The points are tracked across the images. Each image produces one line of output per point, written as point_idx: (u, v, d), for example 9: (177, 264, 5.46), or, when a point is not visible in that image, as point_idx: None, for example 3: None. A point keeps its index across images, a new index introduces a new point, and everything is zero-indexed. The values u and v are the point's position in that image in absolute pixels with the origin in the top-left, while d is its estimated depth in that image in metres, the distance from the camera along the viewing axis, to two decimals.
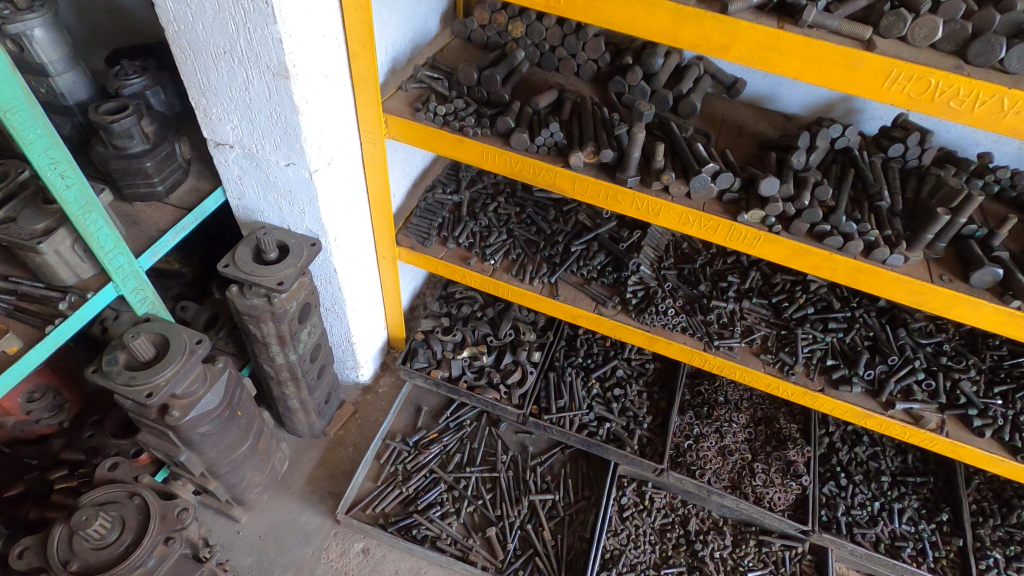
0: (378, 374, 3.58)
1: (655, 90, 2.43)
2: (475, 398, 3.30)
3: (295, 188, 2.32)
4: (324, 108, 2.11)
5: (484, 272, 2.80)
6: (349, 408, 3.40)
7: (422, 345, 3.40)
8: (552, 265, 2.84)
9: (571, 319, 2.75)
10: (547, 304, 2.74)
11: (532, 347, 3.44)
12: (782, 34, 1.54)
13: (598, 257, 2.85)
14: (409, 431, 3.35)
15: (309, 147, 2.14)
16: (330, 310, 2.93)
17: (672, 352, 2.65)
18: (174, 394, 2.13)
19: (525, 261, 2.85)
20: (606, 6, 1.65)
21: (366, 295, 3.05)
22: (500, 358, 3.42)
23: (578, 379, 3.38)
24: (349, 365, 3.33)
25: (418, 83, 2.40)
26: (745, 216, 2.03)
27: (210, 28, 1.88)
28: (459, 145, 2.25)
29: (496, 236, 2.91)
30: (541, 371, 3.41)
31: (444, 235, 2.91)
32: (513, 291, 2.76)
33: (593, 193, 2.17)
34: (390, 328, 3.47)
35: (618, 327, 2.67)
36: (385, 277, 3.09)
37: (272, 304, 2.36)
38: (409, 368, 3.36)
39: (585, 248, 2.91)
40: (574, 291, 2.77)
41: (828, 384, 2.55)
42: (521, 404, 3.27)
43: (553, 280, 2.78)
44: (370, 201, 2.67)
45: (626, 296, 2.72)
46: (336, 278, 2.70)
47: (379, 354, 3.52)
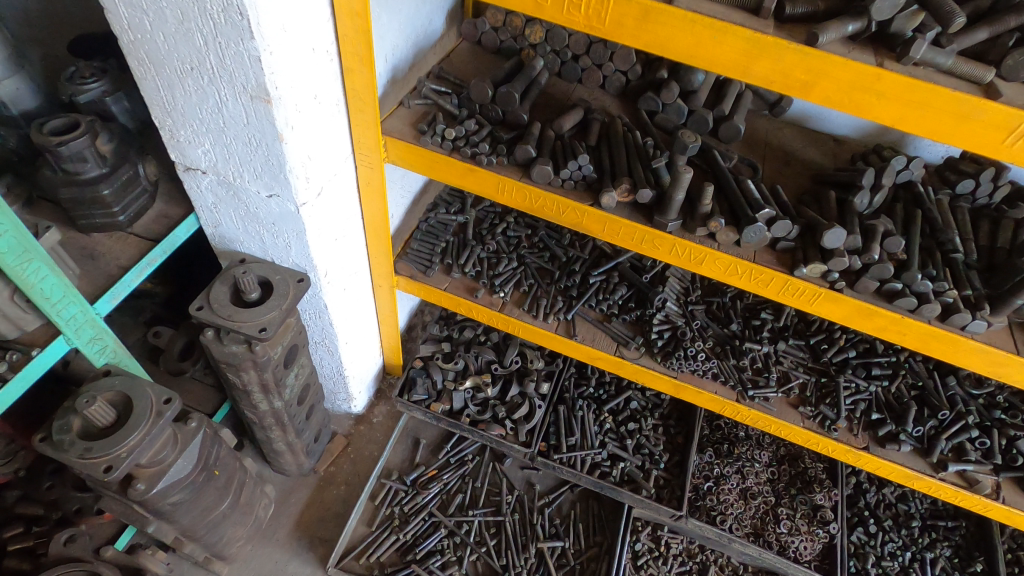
0: (373, 402, 3.31)
1: (693, 111, 2.13)
2: (479, 434, 3.03)
3: (279, 221, 2.00)
4: (313, 133, 1.79)
5: (492, 307, 2.52)
6: (341, 441, 3.13)
7: (421, 374, 3.12)
8: (568, 299, 2.56)
9: (589, 360, 2.48)
10: (563, 344, 2.47)
11: (540, 377, 3.18)
12: (885, 75, 1.24)
13: (620, 290, 2.56)
14: (406, 468, 3.09)
15: (296, 179, 1.82)
16: (320, 344, 2.63)
17: (701, 401, 2.40)
18: (139, 464, 1.84)
19: (538, 295, 2.57)
20: (663, 29, 1.33)
21: (361, 326, 2.75)
22: (506, 389, 3.16)
23: (590, 413, 3.12)
24: (340, 397, 3.05)
25: (423, 98, 2.08)
26: (804, 270, 1.74)
27: (172, 39, 1.54)
28: (470, 175, 1.94)
29: (506, 265, 2.62)
30: (550, 404, 3.15)
31: (448, 262, 2.61)
32: (525, 328, 2.49)
33: (625, 236, 1.88)
34: (385, 354, 3.18)
35: (642, 372, 2.41)
36: (380, 305, 2.79)
37: (253, 352, 2.06)
38: (407, 400, 3.09)
39: (605, 279, 2.62)
40: (592, 330, 2.49)
41: (873, 442, 2.31)
42: (529, 441, 3.01)
43: (570, 317, 2.50)
44: (365, 227, 2.36)
45: (651, 337, 2.45)
46: (327, 314, 2.40)
47: (374, 382, 3.23)
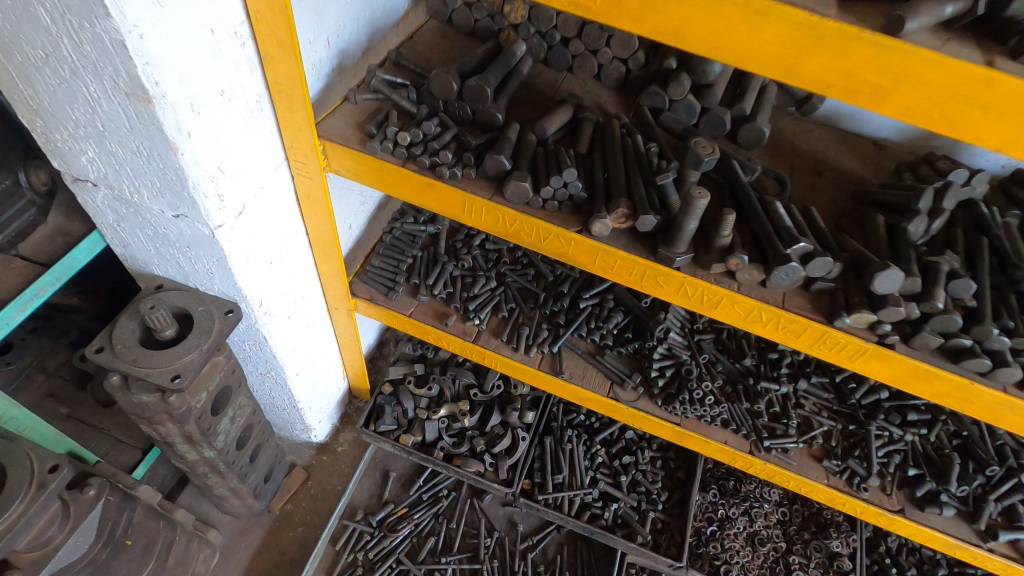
0: (338, 429, 2.96)
1: (707, 110, 1.74)
2: (454, 470, 2.68)
3: (194, 244, 1.62)
4: (224, 140, 1.40)
5: (465, 337, 2.15)
6: (300, 475, 2.78)
7: (389, 402, 2.80)
8: (554, 327, 2.19)
9: (579, 401, 2.13)
10: (547, 382, 2.11)
11: (525, 404, 2.83)
12: (1001, 80, 0.85)
13: (615, 317, 2.19)
14: (373, 506, 2.76)
15: (205, 198, 1.43)
16: (267, 377, 2.27)
17: (708, 451, 2.05)
18: (16, 549, 1.47)
19: (519, 322, 2.20)
20: (679, 11, 0.94)
21: (317, 353, 2.39)
22: (486, 418, 2.82)
23: (580, 445, 2.78)
24: (298, 427, 2.69)
25: (374, 92, 1.68)
26: (845, 320, 1.37)
27: (12, 17, 1.14)
28: (430, 190, 1.56)
29: (481, 286, 2.26)
30: (535, 436, 2.80)
31: (415, 283, 2.24)
32: (503, 363, 2.13)
33: (621, 270, 1.50)
34: (350, 377, 2.82)
35: (639, 417, 2.05)
36: (339, 328, 2.42)
37: (167, 403, 1.69)
38: (373, 431, 2.74)
39: (598, 303, 2.24)
40: (582, 365, 2.13)
41: (909, 503, 1.96)
42: (510, 479, 2.67)
43: (556, 349, 2.14)
44: (312, 244, 1.98)
45: (651, 376, 2.08)
46: (268, 346, 2.02)
47: (338, 408, 2.88)
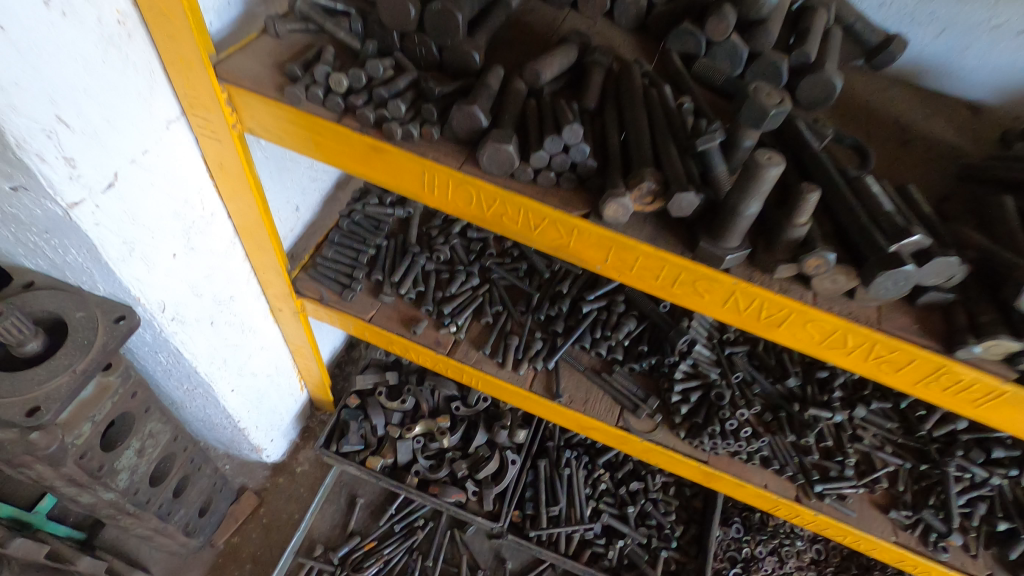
0: (298, 445, 2.54)
1: (759, 55, 1.28)
2: (430, 500, 2.26)
3: (54, 230, 1.17)
4: (63, 76, 0.94)
5: (438, 349, 1.71)
6: (250, 502, 2.37)
7: (355, 417, 2.38)
8: (550, 337, 1.76)
9: (580, 429, 1.70)
10: (541, 406, 1.69)
11: (516, 421, 2.41)
12: None
13: (627, 325, 1.75)
14: (335, 538, 2.35)
15: (42, 163, 0.98)
16: (195, 394, 1.84)
17: (742, 495, 1.63)
18: None
19: (507, 330, 1.76)
20: None
21: (261, 363, 1.96)
22: (470, 436, 2.40)
23: (580, 469, 2.36)
24: (245, 447, 2.27)
25: (304, 23, 1.23)
26: (975, 350, 0.92)
27: None
28: (376, 157, 1.12)
29: (460, 285, 1.83)
30: (528, 458, 2.38)
31: (377, 279, 1.80)
32: (485, 382, 1.70)
33: (643, 272, 1.07)
34: (309, 387, 2.39)
35: (656, 452, 1.63)
36: (287, 332, 1.99)
37: (30, 445, 1.24)
38: (337, 452, 2.32)
39: (606, 306, 1.79)
40: (585, 386, 1.70)
41: (999, 568, 1.54)
42: (497, 511, 2.25)
43: (552, 365, 1.70)
44: (239, 230, 1.54)
45: (672, 401, 1.65)
46: (186, 359, 1.59)
47: (296, 422, 2.45)
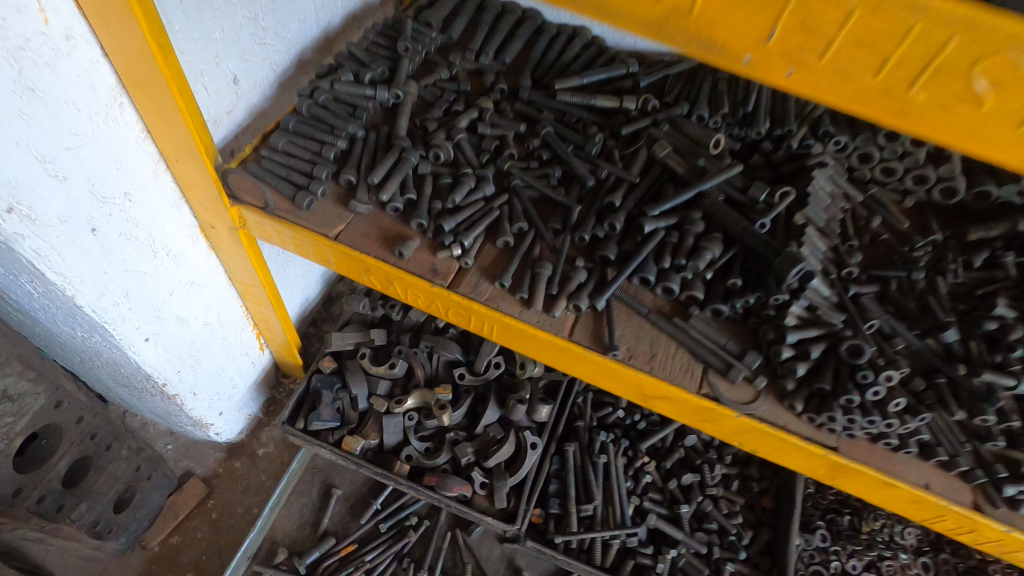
0: (261, 422, 2.02)
1: None
2: (426, 495, 1.74)
3: None
4: None
5: (434, 280, 1.17)
6: (195, 492, 1.85)
7: (329, 386, 1.85)
8: (597, 267, 1.22)
9: (643, 399, 1.16)
10: (584, 364, 1.15)
11: (537, 394, 1.87)
12: None
13: (711, 250, 1.20)
14: (304, 540, 1.83)
15: None
16: (94, 343, 1.31)
17: (882, 500, 1.11)
18: None
19: (535, 255, 1.21)
20: None
21: (193, 306, 1.43)
22: (477, 413, 1.87)
23: (618, 457, 1.85)
24: (186, 422, 1.75)
25: None
26: None
27: None
28: None
29: (468, 194, 1.28)
30: (551, 443, 1.86)
31: (349, 182, 1.25)
32: (503, 328, 1.16)
33: (875, 21, 0.55)
34: (271, 347, 1.86)
35: (758, 433, 1.10)
36: (230, 264, 1.45)
37: None
38: (304, 430, 1.79)
39: (678, 226, 1.26)
40: (650, 336, 1.16)
41: None
42: (513, 510, 1.72)
43: (602, 306, 1.16)
44: (128, 81, 0.99)
45: (780, 358, 1.11)
46: (55, 283, 1.06)
47: (256, 392, 1.93)
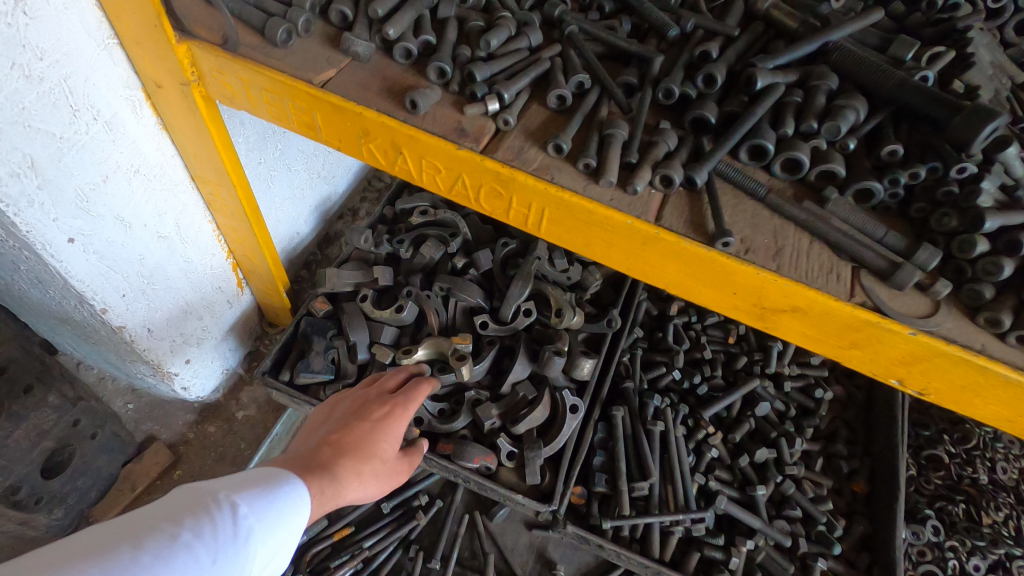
0: (241, 380, 1.68)
1: None
2: (439, 467, 1.40)
3: None
4: None
5: (461, 143, 0.82)
6: (158, 461, 1.52)
7: (321, 332, 1.50)
8: (688, 136, 0.86)
9: (758, 317, 0.81)
10: (676, 264, 0.80)
11: (577, 347, 1.52)
12: None
13: (854, 109, 0.84)
14: None
15: None
16: None
17: None
18: None
19: (602, 116, 0.86)
20: None
21: (139, 205, 1.09)
22: (503, 370, 1.52)
23: (677, 426, 1.51)
24: (143, 371, 1.41)
25: None
26: None
27: None
28: None
29: (507, 40, 0.93)
30: (594, 408, 1.51)
31: (344, 17, 0.91)
32: (559, 211, 0.81)
33: None
34: (252, 283, 1.52)
35: (940, 363, 0.74)
36: (187, 151, 1.11)
37: None
38: (291, 384, 1.46)
39: (799, 85, 0.90)
40: (771, 225, 0.80)
41: None
42: (549, 488, 1.37)
43: (701, 181, 0.81)
44: None
45: (971, 254, 0.76)
46: None
47: (234, 341, 1.59)
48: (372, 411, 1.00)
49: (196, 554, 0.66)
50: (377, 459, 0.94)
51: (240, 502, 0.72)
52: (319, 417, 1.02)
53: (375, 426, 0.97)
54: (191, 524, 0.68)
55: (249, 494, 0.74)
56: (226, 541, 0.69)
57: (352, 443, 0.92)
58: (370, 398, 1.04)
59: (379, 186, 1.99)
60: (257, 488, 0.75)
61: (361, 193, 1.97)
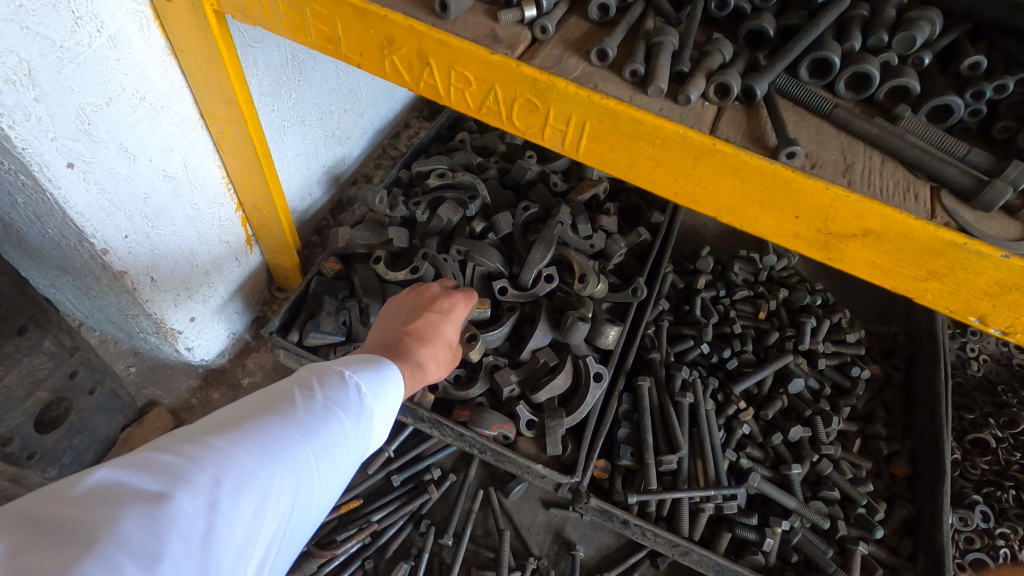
0: (248, 346, 1.61)
1: None
2: (455, 437, 1.32)
3: None
4: None
5: (495, 48, 0.74)
6: (159, 426, 1.44)
7: (333, 293, 1.43)
8: (744, 50, 0.78)
9: (823, 243, 0.73)
10: (731, 182, 0.72)
11: (601, 315, 1.43)
12: None
13: (929, 21, 0.76)
14: None
15: None
16: None
17: None
18: None
19: (649, 27, 0.79)
20: None
21: (145, 136, 1.02)
22: (523, 337, 1.44)
23: (707, 400, 1.42)
24: (145, 327, 1.34)
25: None
26: None
27: None
28: None
29: None
30: (619, 378, 1.42)
31: None
32: (603, 124, 0.73)
33: None
34: (262, 241, 1.46)
35: None
36: (197, 80, 1.04)
37: None
38: (299, 345, 1.39)
39: (864, 1, 0.82)
40: (838, 143, 0.72)
41: None
42: (570, 460, 1.29)
43: (760, 94, 0.73)
44: None
45: None
46: None
47: (241, 303, 1.52)
48: (441, 303, 1.09)
49: (340, 412, 0.75)
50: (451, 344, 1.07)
51: (361, 375, 0.80)
52: (389, 313, 1.07)
53: (447, 316, 1.07)
54: (331, 389, 0.76)
55: (366, 367, 0.82)
56: (365, 401, 0.78)
57: (428, 335, 1.01)
58: (428, 292, 1.11)
59: (394, 154, 1.92)
60: (367, 364, 0.82)
61: (375, 160, 1.90)
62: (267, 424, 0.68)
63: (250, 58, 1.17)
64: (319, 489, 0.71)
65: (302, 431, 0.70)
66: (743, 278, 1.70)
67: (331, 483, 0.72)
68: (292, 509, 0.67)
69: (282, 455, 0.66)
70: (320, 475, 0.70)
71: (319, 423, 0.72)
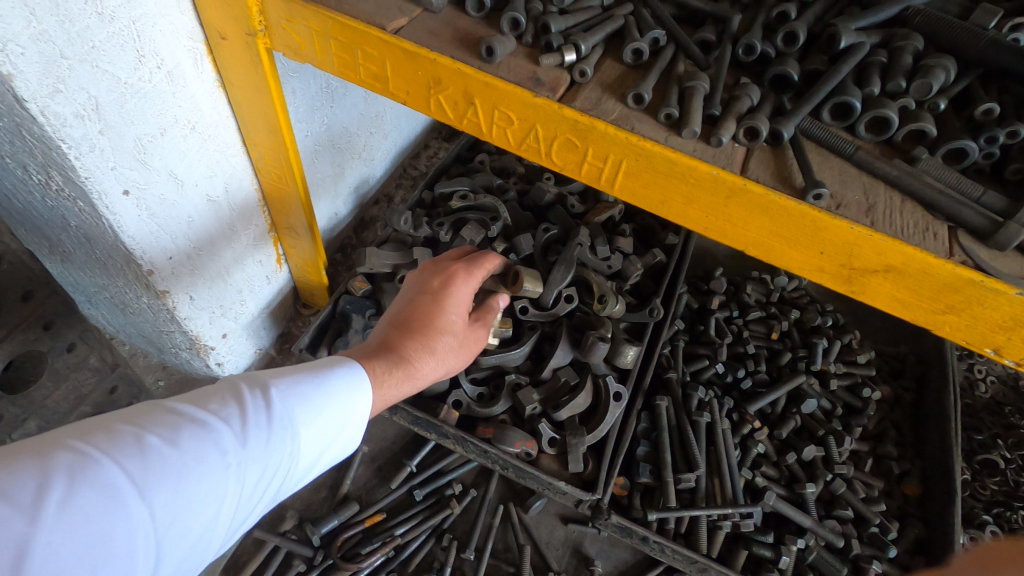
0: (274, 361, 1.65)
1: None
2: (478, 452, 1.35)
3: None
4: None
5: (538, 91, 0.79)
6: None
7: (361, 311, 1.48)
8: (770, 93, 0.83)
9: (847, 276, 0.77)
10: (760, 218, 0.76)
11: (620, 334, 1.47)
12: None
13: (944, 68, 0.81)
14: (322, 507, 1.45)
15: None
16: (51, 191, 0.95)
17: None
18: None
19: (681, 71, 0.84)
20: None
21: (192, 162, 1.07)
22: (544, 356, 1.49)
23: (722, 419, 1.46)
24: (178, 344, 1.37)
25: None
26: None
27: None
28: None
29: None
30: (637, 397, 1.46)
31: None
32: (639, 164, 0.78)
33: None
34: (291, 259, 1.50)
35: None
36: (243, 110, 1.09)
37: None
38: None
39: (881, 47, 0.87)
40: (860, 183, 0.77)
41: None
42: (591, 477, 1.32)
43: (787, 136, 0.78)
44: None
45: None
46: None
47: (268, 319, 1.56)
48: (434, 282, 1.00)
49: (229, 426, 0.74)
50: (450, 327, 0.97)
51: (269, 393, 0.80)
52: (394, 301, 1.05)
53: (438, 294, 0.97)
54: (239, 400, 0.78)
55: (291, 379, 0.82)
56: (245, 422, 0.76)
57: (416, 321, 0.94)
58: (425, 271, 1.04)
59: (414, 174, 1.97)
60: (270, 385, 0.82)
61: (396, 180, 1.95)
62: (142, 431, 0.68)
63: (289, 87, 1.22)
64: (170, 506, 0.65)
65: (173, 443, 0.69)
66: (755, 298, 1.74)
67: (216, 501, 0.70)
68: (162, 514, 0.64)
69: (128, 460, 0.64)
70: (170, 490, 0.66)
71: (195, 437, 0.71)
